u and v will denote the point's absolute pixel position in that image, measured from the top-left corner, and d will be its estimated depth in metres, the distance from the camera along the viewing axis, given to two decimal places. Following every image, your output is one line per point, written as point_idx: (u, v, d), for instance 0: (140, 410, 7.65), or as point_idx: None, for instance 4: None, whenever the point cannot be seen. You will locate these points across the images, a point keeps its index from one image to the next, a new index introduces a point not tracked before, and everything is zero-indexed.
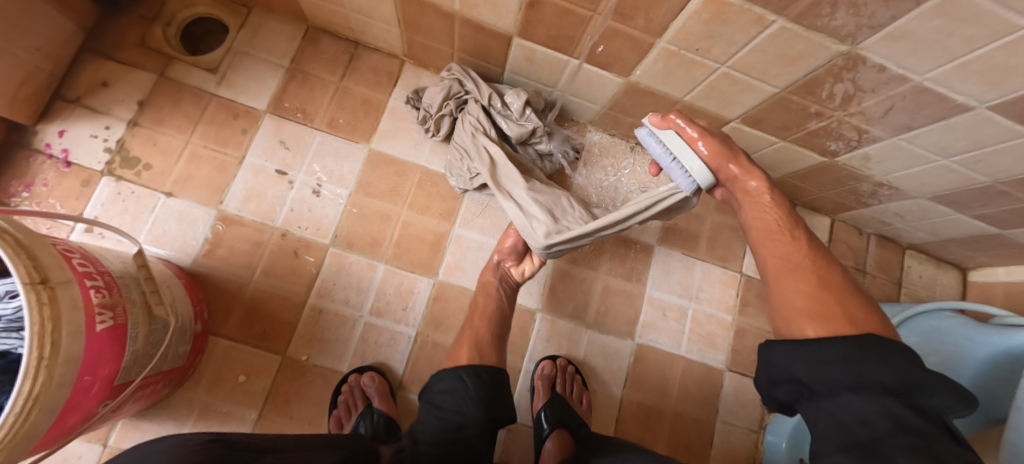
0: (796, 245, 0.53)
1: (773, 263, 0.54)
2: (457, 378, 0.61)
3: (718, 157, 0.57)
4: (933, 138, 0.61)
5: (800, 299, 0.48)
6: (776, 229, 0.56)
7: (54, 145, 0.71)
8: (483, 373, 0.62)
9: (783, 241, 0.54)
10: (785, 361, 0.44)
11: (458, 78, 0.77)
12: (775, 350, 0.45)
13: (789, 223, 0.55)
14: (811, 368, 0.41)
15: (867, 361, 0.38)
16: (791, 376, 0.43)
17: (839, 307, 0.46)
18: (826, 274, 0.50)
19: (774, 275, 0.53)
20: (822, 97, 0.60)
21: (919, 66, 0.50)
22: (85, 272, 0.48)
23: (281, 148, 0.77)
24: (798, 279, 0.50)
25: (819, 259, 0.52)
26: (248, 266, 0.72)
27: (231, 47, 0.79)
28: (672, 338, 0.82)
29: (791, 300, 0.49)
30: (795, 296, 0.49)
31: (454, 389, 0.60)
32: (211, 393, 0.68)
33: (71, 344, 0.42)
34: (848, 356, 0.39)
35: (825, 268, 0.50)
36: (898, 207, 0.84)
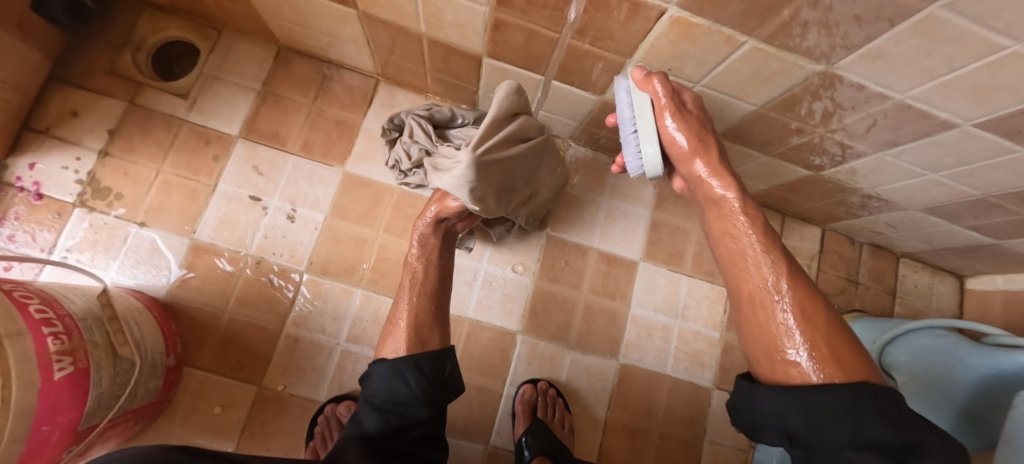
0: (775, 265, 0.43)
1: (747, 289, 0.44)
2: (396, 373, 0.53)
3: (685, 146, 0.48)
4: (919, 153, 0.59)
5: (784, 337, 0.40)
6: (747, 246, 0.45)
7: (25, 178, 0.70)
8: (425, 364, 0.55)
9: (760, 261, 0.44)
10: (771, 407, 0.38)
11: (412, 125, 0.73)
12: (759, 392, 0.39)
13: (765, 238, 0.45)
14: (806, 421, 0.35)
15: (869, 420, 0.33)
16: (780, 425, 0.37)
17: (827, 349, 0.39)
18: (808, 303, 0.41)
19: (750, 302, 0.44)
20: (801, 115, 0.58)
21: (898, 84, 0.47)
22: (43, 318, 0.47)
23: (255, 174, 0.76)
24: (780, 314, 0.41)
25: (800, 279, 0.43)
26: (222, 296, 0.72)
27: (202, 72, 0.78)
28: (657, 357, 0.81)
29: (767, 332, 0.42)
30: (778, 332, 0.41)
31: (393, 386, 0.53)
32: (188, 426, 0.68)
33: (21, 398, 0.41)
34: (845, 410, 0.34)
35: (807, 297, 0.41)
36: (889, 218, 0.81)
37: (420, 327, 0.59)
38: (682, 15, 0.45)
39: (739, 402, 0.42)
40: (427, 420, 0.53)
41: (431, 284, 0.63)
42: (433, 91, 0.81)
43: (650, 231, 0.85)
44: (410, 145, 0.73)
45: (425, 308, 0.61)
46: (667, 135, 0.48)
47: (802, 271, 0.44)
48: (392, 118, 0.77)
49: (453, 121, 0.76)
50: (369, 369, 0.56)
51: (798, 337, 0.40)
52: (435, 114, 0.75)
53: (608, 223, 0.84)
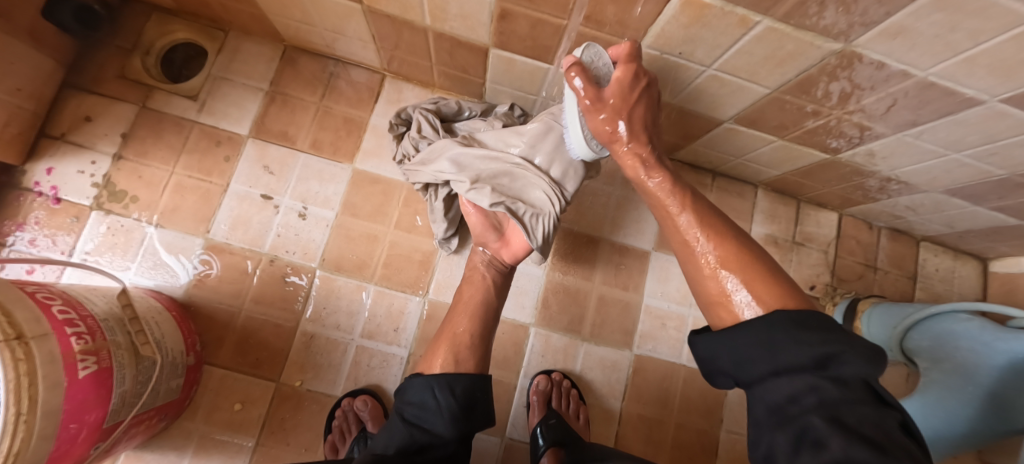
0: (692, 214, 0.46)
1: (682, 246, 0.46)
2: (427, 389, 0.54)
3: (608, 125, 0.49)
4: (941, 132, 0.57)
5: (714, 281, 0.42)
6: (667, 205, 0.48)
7: (44, 183, 0.72)
8: (456, 385, 0.55)
9: (683, 219, 0.46)
10: (708, 350, 0.39)
11: (420, 120, 0.73)
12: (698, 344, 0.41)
13: (683, 199, 0.48)
14: (733, 362, 0.37)
15: (782, 343, 0.34)
16: (718, 366, 0.39)
17: (762, 288, 0.39)
18: (732, 250, 0.42)
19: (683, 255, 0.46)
20: (818, 97, 0.56)
21: (920, 61, 0.46)
22: (66, 319, 0.48)
23: (266, 174, 0.77)
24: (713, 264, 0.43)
25: (717, 225, 0.45)
26: (238, 295, 0.73)
27: (210, 73, 0.79)
28: (671, 348, 0.80)
29: (703, 283, 0.43)
30: (710, 281, 0.42)
31: (422, 399, 0.54)
32: (210, 422, 0.69)
33: (49, 398, 0.43)
34: (766, 338, 0.35)
35: (721, 238, 0.44)
36: (909, 202, 0.79)
37: (460, 347, 0.60)
38: None
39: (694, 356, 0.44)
40: (450, 441, 0.53)
41: (482, 309, 0.65)
42: (439, 85, 0.81)
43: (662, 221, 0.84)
44: (421, 142, 0.73)
45: (466, 328, 0.62)
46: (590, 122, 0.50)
47: (725, 219, 0.46)
48: (399, 113, 0.76)
49: (457, 116, 0.77)
50: (406, 381, 0.57)
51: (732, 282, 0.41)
52: (439, 108, 0.75)
53: (620, 213, 0.83)
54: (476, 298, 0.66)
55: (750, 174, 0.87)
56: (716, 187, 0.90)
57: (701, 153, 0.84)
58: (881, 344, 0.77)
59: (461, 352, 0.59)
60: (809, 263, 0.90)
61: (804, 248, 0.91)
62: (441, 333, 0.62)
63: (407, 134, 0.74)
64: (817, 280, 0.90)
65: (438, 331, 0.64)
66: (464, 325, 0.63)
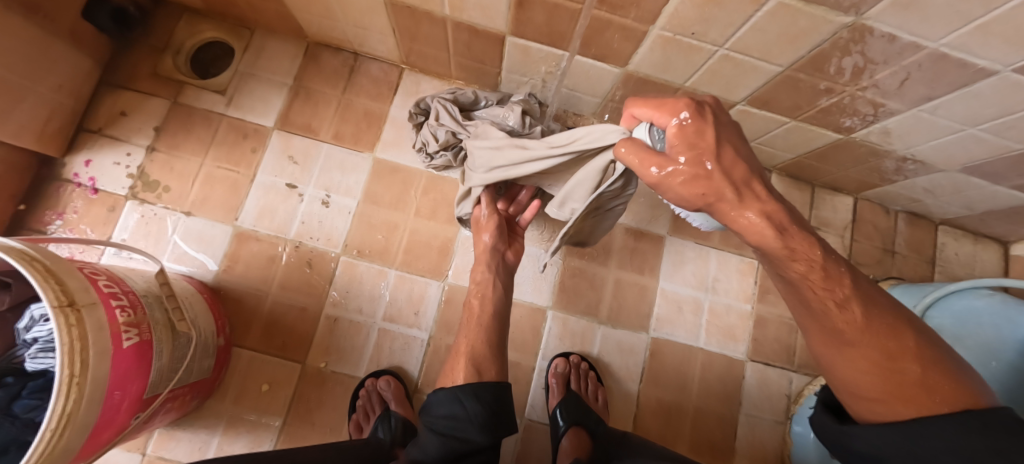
0: (861, 305, 0.35)
1: (829, 330, 0.36)
2: (455, 400, 0.55)
3: (681, 173, 0.36)
4: (957, 107, 0.57)
5: (870, 375, 0.33)
6: (814, 286, 0.36)
7: (82, 175, 0.75)
8: (482, 393, 0.56)
9: (841, 305, 0.35)
10: (870, 439, 0.32)
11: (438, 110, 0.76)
12: (853, 435, 0.34)
13: (834, 278, 0.35)
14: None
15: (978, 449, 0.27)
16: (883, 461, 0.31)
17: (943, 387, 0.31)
18: (896, 339, 0.33)
19: (834, 339, 0.36)
20: (831, 74, 0.57)
21: (932, 32, 0.47)
22: (111, 292, 0.51)
23: (291, 164, 0.80)
24: (875, 351, 0.33)
25: (883, 310, 0.35)
26: (265, 280, 0.75)
27: (237, 69, 0.82)
28: (688, 331, 0.81)
29: (855, 377, 0.34)
30: (864, 372, 0.34)
31: (452, 412, 0.54)
32: (238, 403, 0.71)
33: (99, 363, 0.45)
34: (950, 443, 0.28)
35: (892, 328, 0.34)
36: (926, 183, 0.79)
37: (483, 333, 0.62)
38: None
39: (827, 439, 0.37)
40: (487, 446, 0.55)
41: (495, 319, 0.64)
42: (457, 76, 0.83)
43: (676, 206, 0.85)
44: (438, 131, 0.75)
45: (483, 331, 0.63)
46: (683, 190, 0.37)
47: (881, 295, 0.36)
48: (418, 104, 0.78)
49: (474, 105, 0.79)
50: (428, 396, 0.58)
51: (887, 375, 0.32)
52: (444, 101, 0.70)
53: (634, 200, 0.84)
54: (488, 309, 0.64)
55: (764, 159, 0.88)
56: None
57: None
58: None
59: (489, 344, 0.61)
60: None
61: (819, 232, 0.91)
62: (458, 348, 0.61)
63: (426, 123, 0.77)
64: None
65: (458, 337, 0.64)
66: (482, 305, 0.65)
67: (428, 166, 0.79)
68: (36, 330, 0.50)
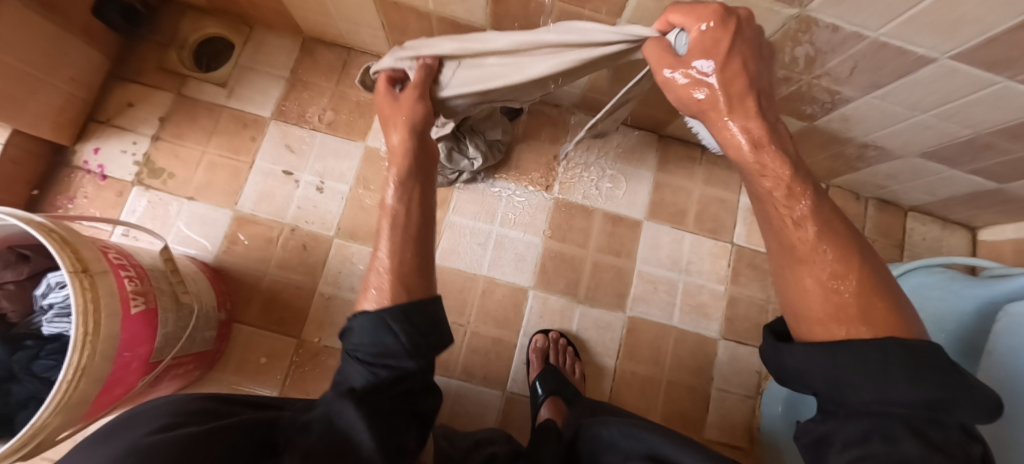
0: (821, 224, 0.36)
1: (789, 243, 0.37)
2: (377, 322, 0.39)
3: (698, 88, 0.39)
4: (904, 94, 0.62)
5: (818, 289, 0.34)
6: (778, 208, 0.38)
7: (92, 162, 0.81)
8: (414, 317, 0.40)
9: (801, 225, 0.36)
10: (796, 360, 0.33)
11: None
12: (785, 353, 0.34)
13: (796, 193, 0.37)
14: (828, 382, 0.31)
15: (899, 377, 0.27)
16: (807, 379, 0.32)
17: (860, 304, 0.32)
18: (849, 258, 0.34)
19: (790, 258, 0.36)
20: (787, 63, 0.62)
21: (869, 23, 0.51)
22: (120, 264, 0.55)
23: (287, 152, 0.84)
24: (817, 269, 0.34)
25: (838, 232, 0.36)
26: (263, 260, 0.80)
27: (237, 63, 0.87)
28: (664, 310, 0.85)
29: (800, 296, 0.35)
30: (812, 290, 0.34)
31: (374, 339, 0.39)
32: (237, 373, 0.76)
33: (109, 324, 0.50)
34: (872, 364, 0.28)
35: (849, 250, 0.35)
36: (889, 169, 0.83)
37: None
38: None
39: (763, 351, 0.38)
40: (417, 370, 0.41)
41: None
42: None
43: (653, 192, 0.89)
44: None
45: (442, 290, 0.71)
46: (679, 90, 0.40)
47: (850, 230, 0.37)
48: None
49: None
50: (347, 322, 0.41)
51: (842, 288, 0.33)
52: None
53: (611, 186, 0.89)
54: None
55: None
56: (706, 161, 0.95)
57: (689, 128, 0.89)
58: None
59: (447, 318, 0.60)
60: None
61: None
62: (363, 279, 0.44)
63: None
64: None
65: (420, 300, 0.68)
66: None
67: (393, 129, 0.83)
68: (53, 296, 0.55)
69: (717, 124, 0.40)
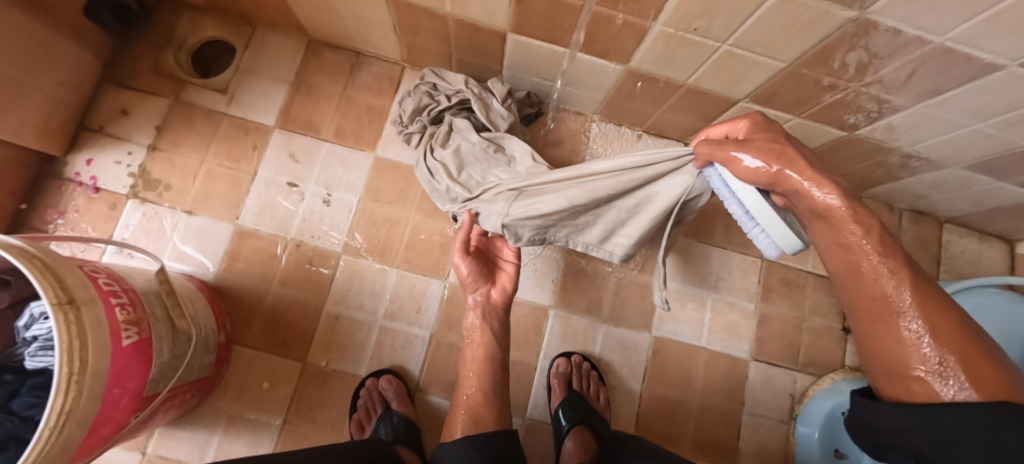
0: (904, 281, 0.35)
1: (870, 299, 0.36)
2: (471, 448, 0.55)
3: (770, 163, 0.39)
4: (962, 102, 0.57)
5: (913, 354, 0.33)
6: (862, 256, 0.37)
7: (83, 173, 0.75)
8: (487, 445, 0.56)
9: (881, 285, 0.36)
10: (892, 419, 0.33)
11: (428, 90, 0.78)
12: (875, 411, 0.34)
13: (884, 246, 0.36)
14: (929, 440, 0.29)
15: (1001, 432, 0.26)
16: (905, 442, 0.31)
17: (972, 367, 0.31)
18: (941, 314, 0.33)
19: (870, 318, 0.37)
20: (835, 68, 0.57)
21: (937, 26, 0.46)
22: (110, 290, 0.50)
23: (292, 162, 0.79)
24: (904, 322, 0.34)
25: (930, 290, 0.34)
26: (266, 277, 0.75)
27: (239, 67, 0.82)
28: (691, 329, 0.80)
29: (891, 349, 0.35)
30: (905, 352, 0.34)
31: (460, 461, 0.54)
32: (239, 400, 0.71)
33: (97, 360, 0.45)
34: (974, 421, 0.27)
35: (941, 308, 0.34)
36: (930, 179, 0.79)
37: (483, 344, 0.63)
38: None
39: (851, 419, 0.38)
40: None
41: (488, 364, 0.64)
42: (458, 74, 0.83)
43: None
44: (418, 111, 0.78)
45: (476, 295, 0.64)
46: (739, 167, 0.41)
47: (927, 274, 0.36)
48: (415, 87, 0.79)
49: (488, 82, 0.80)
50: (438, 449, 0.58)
51: (935, 353, 0.32)
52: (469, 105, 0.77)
53: None
54: (480, 354, 0.65)
55: None
56: None
57: None
58: None
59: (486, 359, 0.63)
60: None
61: None
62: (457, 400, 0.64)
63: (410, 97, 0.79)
64: None
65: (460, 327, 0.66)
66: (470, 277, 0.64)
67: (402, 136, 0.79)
68: (36, 328, 0.50)
69: (797, 191, 0.38)
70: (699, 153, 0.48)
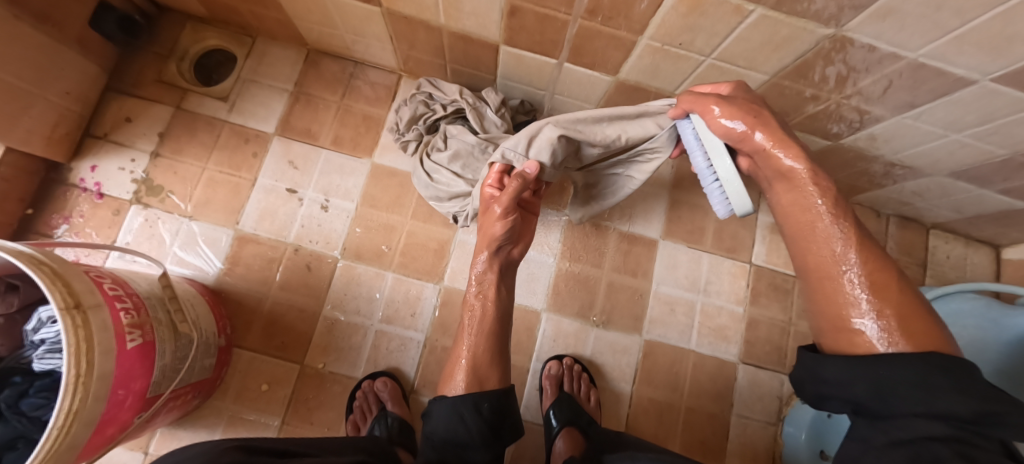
0: (846, 239, 0.43)
1: (815, 260, 0.44)
2: (456, 414, 0.58)
3: (737, 122, 0.46)
4: (939, 114, 0.59)
5: (851, 305, 0.40)
6: (818, 216, 0.45)
7: (88, 180, 0.77)
8: (484, 405, 0.59)
9: (829, 242, 0.43)
10: (833, 370, 0.38)
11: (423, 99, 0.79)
12: (824, 363, 0.39)
13: (837, 209, 0.44)
14: (873, 390, 0.34)
15: (940, 387, 0.31)
16: (848, 391, 0.36)
17: (897, 319, 0.37)
18: (881, 275, 0.40)
19: (816, 273, 0.44)
20: (815, 81, 0.59)
21: (910, 42, 0.48)
22: (115, 295, 0.52)
23: (291, 169, 0.81)
24: (843, 281, 0.42)
25: (878, 259, 0.41)
26: (265, 282, 0.77)
27: (240, 76, 0.84)
28: (681, 333, 0.82)
29: (834, 304, 0.42)
30: (845, 302, 0.41)
31: (452, 424, 0.57)
32: (238, 402, 0.73)
33: (103, 362, 0.46)
34: (912, 376, 0.32)
35: (881, 270, 0.40)
36: (915, 186, 0.80)
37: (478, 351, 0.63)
38: None
39: (800, 374, 0.42)
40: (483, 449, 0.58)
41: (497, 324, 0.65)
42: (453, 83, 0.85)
43: (669, 209, 0.87)
44: (415, 120, 0.80)
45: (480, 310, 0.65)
46: (711, 120, 0.48)
47: (877, 245, 0.43)
48: (410, 96, 0.81)
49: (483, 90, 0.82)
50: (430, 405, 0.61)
51: (868, 305, 0.39)
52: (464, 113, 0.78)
53: (626, 203, 0.86)
54: (490, 312, 0.64)
55: None
56: None
57: None
58: None
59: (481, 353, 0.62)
60: None
61: None
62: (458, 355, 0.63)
63: (405, 105, 0.80)
64: None
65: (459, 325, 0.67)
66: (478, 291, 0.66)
67: (399, 144, 0.81)
68: (43, 331, 0.51)
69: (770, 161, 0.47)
70: (678, 104, 0.53)
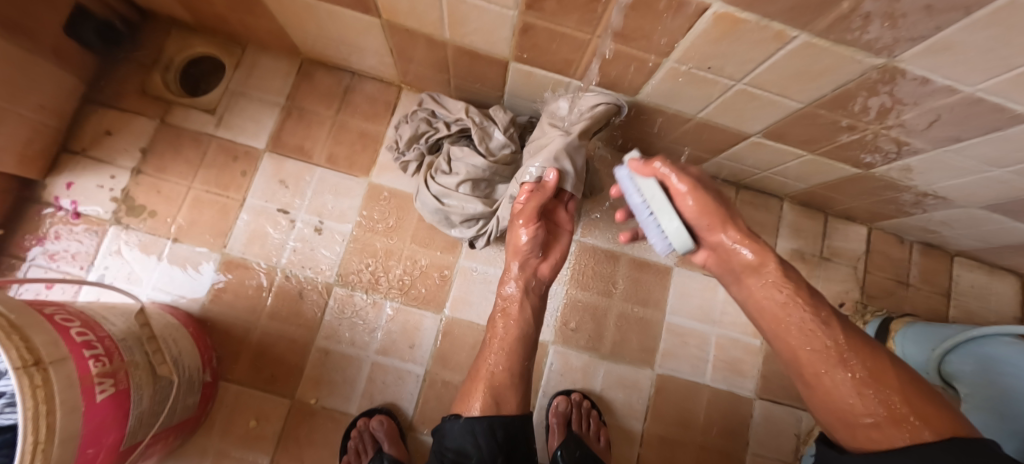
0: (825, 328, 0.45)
1: (802, 359, 0.46)
2: (469, 433, 0.55)
3: (704, 215, 0.52)
4: (985, 150, 0.54)
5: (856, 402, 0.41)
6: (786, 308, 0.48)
7: (64, 198, 0.72)
8: (498, 429, 0.56)
9: (810, 337, 0.45)
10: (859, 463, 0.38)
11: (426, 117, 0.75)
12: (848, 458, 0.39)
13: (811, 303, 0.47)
14: None
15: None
16: None
17: (907, 404, 0.39)
18: (874, 361, 0.42)
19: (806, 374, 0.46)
20: (855, 111, 0.54)
21: (968, 77, 0.43)
22: (84, 341, 0.47)
23: (282, 188, 0.76)
24: (837, 373, 0.43)
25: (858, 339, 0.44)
26: (254, 311, 0.72)
27: (228, 88, 0.79)
28: (694, 367, 0.78)
29: (837, 399, 0.43)
30: (843, 404, 0.42)
31: (463, 444, 0.55)
32: (224, 439, 0.68)
33: (67, 422, 0.42)
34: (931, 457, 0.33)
35: (867, 353, 0.43)
36: (944, 216, 0.76)
37: (500, 389, 0.59)
38: (728, 10, 0.41)
39: None
40: None
41: (520, 344, 0.62)
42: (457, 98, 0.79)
43: None
44: (416, 138, 0.75)
45: (502, 368, 0.61)
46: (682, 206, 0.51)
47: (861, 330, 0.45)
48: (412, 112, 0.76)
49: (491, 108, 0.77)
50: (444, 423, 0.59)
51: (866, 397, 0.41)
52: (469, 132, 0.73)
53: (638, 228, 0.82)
54: (513, 333, 0.62)
55: (775, 187, 0.85)
56: (740, 200, 0.88)
57: (726, 167, 0.82)
58: (919, 367, 0.75)
59: (501, 395, 0.59)
60: (837, 279, 0.88)
61: (830, 263, 0.89)
62: (477, 373, 0.61)
63: (406, 123, 0.76)
64: (846, 297, 0.88)
65: (472, 369, 0.64)
66: (500, 361, 0.61)
67: (400, 164, 0.77)
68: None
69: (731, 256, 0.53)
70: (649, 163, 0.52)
